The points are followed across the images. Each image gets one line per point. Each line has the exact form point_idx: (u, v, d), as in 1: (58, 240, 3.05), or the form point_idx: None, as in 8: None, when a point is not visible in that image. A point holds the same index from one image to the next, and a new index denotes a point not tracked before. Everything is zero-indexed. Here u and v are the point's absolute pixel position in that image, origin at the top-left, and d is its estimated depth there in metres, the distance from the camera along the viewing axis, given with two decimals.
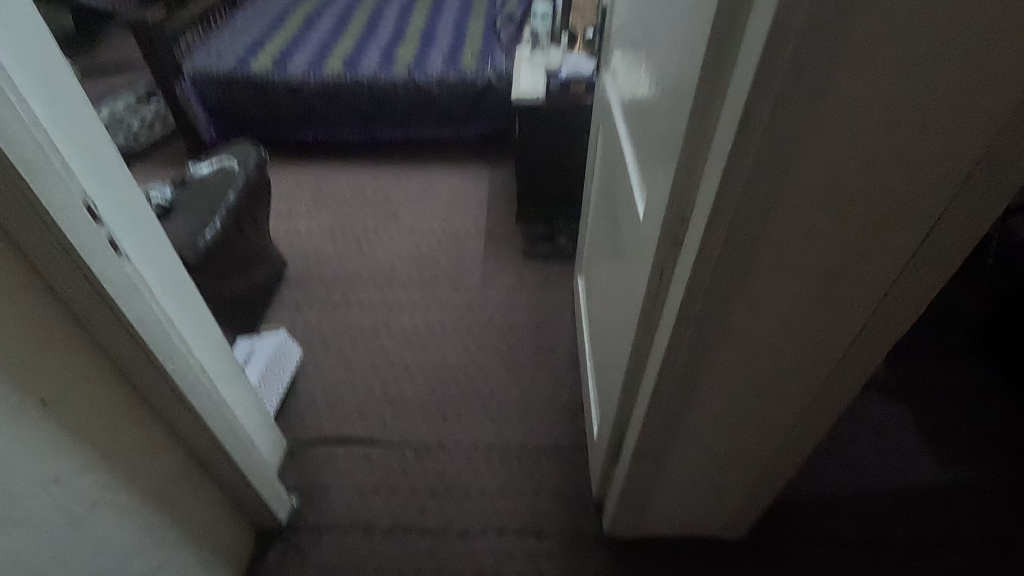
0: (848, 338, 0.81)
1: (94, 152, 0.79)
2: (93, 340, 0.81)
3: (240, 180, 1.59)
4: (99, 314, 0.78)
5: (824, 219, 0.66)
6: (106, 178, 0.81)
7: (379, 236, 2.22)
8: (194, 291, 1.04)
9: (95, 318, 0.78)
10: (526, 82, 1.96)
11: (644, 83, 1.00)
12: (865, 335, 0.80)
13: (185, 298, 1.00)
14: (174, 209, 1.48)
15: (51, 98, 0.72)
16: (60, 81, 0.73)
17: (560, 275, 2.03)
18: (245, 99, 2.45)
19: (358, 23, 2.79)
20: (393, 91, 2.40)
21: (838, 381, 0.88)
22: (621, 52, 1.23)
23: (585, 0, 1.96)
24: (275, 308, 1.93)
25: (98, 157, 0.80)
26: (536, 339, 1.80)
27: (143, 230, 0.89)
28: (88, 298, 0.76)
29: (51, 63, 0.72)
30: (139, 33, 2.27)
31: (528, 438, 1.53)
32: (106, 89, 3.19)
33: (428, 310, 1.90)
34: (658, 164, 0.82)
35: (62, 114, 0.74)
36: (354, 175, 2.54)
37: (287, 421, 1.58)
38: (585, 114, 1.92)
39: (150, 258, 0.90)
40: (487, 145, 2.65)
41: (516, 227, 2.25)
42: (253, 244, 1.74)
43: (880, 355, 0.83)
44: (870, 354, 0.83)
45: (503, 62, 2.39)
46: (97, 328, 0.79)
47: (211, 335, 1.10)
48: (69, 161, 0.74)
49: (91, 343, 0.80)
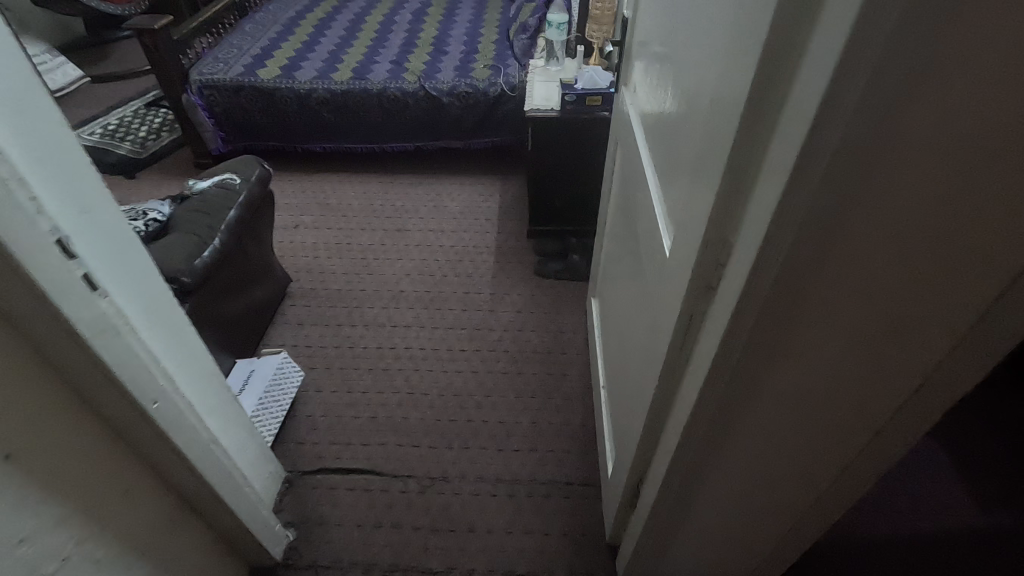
0: (898, 400, 0.72)
1: (74, 182, 0.73)
2: (67, 383, 0.74)
3: (241, 197, 1.52)
4: (74, 356, 0.71)
5: (881, 272, 0.58)
6: (87, 209, 0.75)
7: (386, 250, 2.16)
8: (184, 322, 0.97)
9: (69, 361, 0.72)
10: (541, 94, 1.91)
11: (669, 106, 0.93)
12: (917, 398, 0.71)
13: (174, 332, 0.94)
14: (172, 226, 1.42)
15: (24, 126, 0.66)
16: (34, 107, 0.67)
17: (572, 295, 1.95)
18: (252, 108, 2.40)
19: (368, 32, 2.73)
20: (403, 102, 2.34)
21: (883, 444, 0.79)
22: (642, 69, 1.16)
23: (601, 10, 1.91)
24: (277, 325, 1.87)
25: (79, 188, 0.73)
26: (547, 363, 1.73)
27: (127, 263, 0.82)
28: (61, 341, 0.69)
29: (23, 88, 0.66)
30: (145, 40, 2.22)
31: (537, 472, 1.46)
32: (114, 96, 3.16)
33: (435, 330, 1.84)
34: (686, 199, 0.74)
35: (37, 143, 0.67)
36: (362, 187, 2.48)
37: (286, 449, 1.51)
38: (601, 128, 1.85)
39: (134, 292, 0.84)
40: (499, 157, 2.59)
41: (526, 243, 2.18)
42: (255, 261, 1.68)
43: (933, 419, 0.74)
44: (921, 418, 0.74)
45: (516, 72, 2.32)
46: (72, 371, 0.73)
47: (203, 368, 1.03)
48: (43, 193, 0.68)
49: (66, 389, 0.74)
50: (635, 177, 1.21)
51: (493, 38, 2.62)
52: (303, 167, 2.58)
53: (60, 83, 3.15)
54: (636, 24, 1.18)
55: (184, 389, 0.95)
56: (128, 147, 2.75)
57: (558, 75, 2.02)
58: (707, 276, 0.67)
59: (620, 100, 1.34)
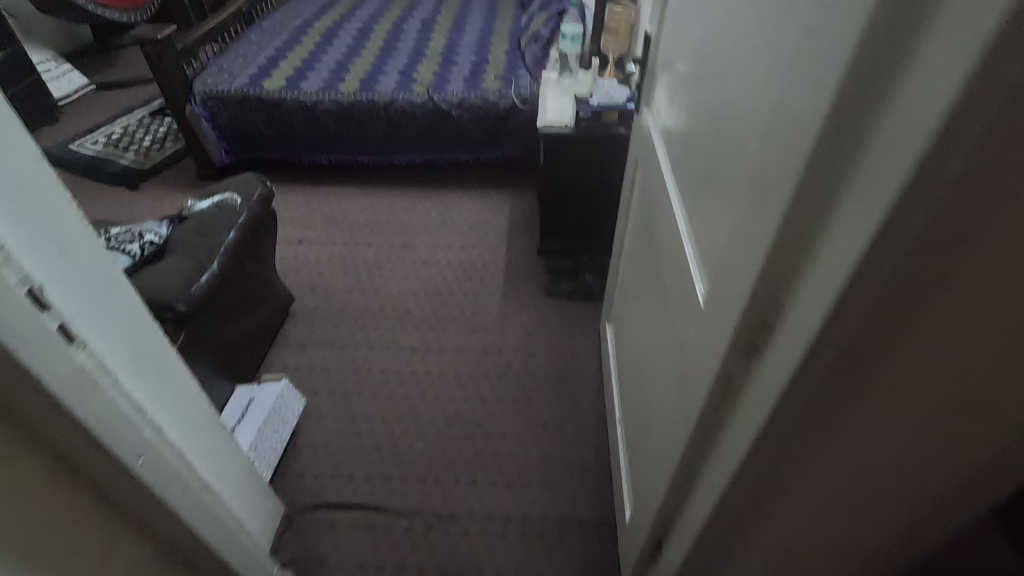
0: (958, 467, 0.66)
1: (50, 222, 0.66)
2: (48, 446, 0.67)
3: (241, 217, 1.45)
4: (50, 418, 0.65)
5: (963, 346, 0.51)
6: (66, 252, 0.68)
7: (392, 267, 2.10)
8: (175, 362, 0.90)
9: (45, 423, 0.65)
10: (554, 109, 1.84)
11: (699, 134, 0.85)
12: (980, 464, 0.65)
13: (164, 374, 0.87)
14: (169, 249, 1.36)
15: None
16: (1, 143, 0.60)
17: (585, 317, 1.88)
18: (257, 120, 2.34)
19: (376, 41, 2.68)
20: (411, 114, 2.28)
21: (934, 508, 0.72)
22: (666, 90, 1.08)
23: (616, 22, 1.86)
24: (278, 347, 1.80)
25: (59, 230, 0.67)
26: (558, 390, 1.65)
27: (111, 306, 0.75)
28: (34, 403, 0.63)
29: None
30: (148, 49, 2.17)
31: (549, 509, 1.39)
32: (119, 105, 3.12)
33: (442, 354, 1.77)
34: (723, 245, 0.67)
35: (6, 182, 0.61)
36: (369, 200, 2.42)
37: (286, 481, 1.45)
38: (616, 145, 1.78)
39: (118, 336, 0.77)
40: (509, 170, 2.52)
41: (537, 261, 2.11)
42: (256, 282, 1.61)
43: (994, 485, 0.68)
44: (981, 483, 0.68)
45: (527, 84, 2.26)
46: (49, 434, 0.66)
47: (196, 409, 0.97)
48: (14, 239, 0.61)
49: (48, 453, 0.67)
50: (657, 205, 1.13)
51: (503, 48, 2.55)
52: (308, 179, 2.52)
53: (65, 92, 3.11)
54: (659, 41, 1.10)
55: (176, 437, 0.88)
56: (132, 158, 2.71)
57: (572, 86, 1.94)
58: (752, 336, 0.60)
59: (641, 120, 1.27)
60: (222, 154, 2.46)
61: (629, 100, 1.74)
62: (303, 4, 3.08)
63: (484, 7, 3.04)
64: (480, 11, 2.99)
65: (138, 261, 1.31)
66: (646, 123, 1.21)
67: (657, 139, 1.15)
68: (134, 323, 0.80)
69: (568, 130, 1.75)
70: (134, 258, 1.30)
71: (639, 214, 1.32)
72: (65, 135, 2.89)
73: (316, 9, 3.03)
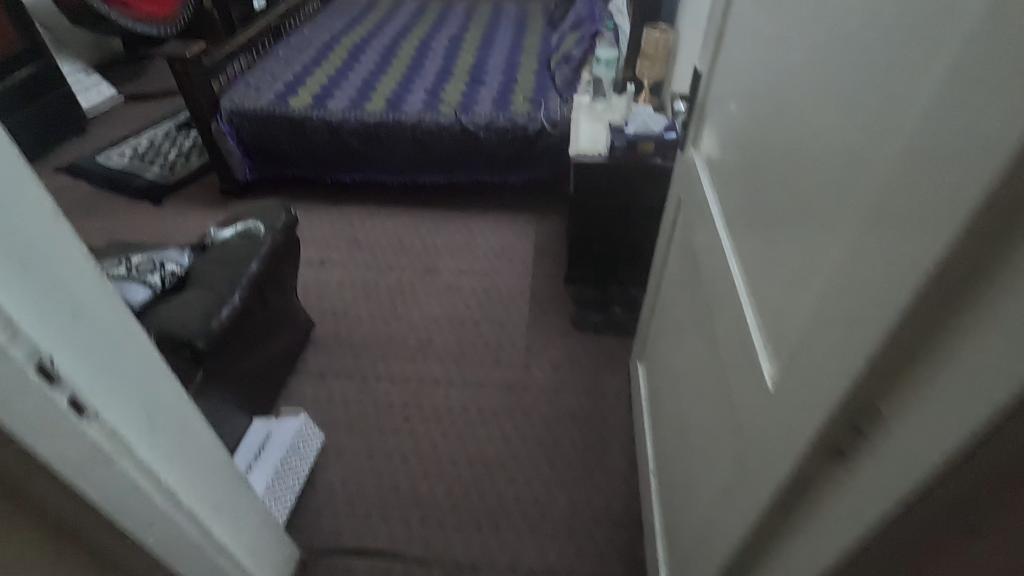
0: None
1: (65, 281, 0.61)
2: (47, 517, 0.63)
3: (264, 247, 1.41)
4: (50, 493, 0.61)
5: None
6: (84, 312, 0.63)
7: (415, 293, 2.05)
8: (193, 414, 0.85)
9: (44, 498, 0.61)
10: (586, 136, 1.79)
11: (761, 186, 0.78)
12: None
13: (183, 429, 0.82)
14: (189, 280, 1.32)
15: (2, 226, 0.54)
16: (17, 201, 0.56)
17: (613, 353, 1.81)
18: (282, 138, 2.31)
19: (404, 59, 2.65)
20: (438, 135, 2.23)
21: None
22: (717, 131, 1.01)
23: (653, 47, 1.79)
24: (297, 375, 1.76)
25: (74, 288, 0.62)
26: (585, 432, 1.58)
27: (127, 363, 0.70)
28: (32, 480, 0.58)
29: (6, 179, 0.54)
30: (175, 66, 2.15)
31: (576, 564, 1.31)
32: (147, 117, 3.13)
33: (465, 388, 1.71)
34: (800, 326, 0.60)
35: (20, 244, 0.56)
36: (392, 221, 2.37)
37: (302, 521, 1.40)
38: (651, 175, 1.71)
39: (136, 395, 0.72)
40: (535, 194, 2.46)
41: (564, 290, 2.04)
42: (277, 311, 1.57)
43: None
44: None
45: (557, 107, 2.20)
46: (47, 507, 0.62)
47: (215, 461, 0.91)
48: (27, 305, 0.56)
49: (48, 524, 0.64)
50: (703, 252, 1.06)
51: (533, 69, 2.51)
52: (331, 199, 2.49)
53: (94, 103, 3.13)
54: (710, 79, 1.03)
55: (192, 496, 0.83)
56: (157, 171, 2.70)
57: (605, 113, 1.87)
58: (835, 442, 0.52)
59: (684, 157, 1.20)
60: (246, 171, 2.44)
61: (667, 129, 1.68)
62: (332, 21, 3.07)
63: (512, 25, 3.00)
64: (509, 29, 2.95)
65: (156, 291, 1.27)
66: (690, 161, 1.14)
67: (704, 179, 1.07)
68: (152, 378, 0.75)
69: (602, 159, 1.70)
70: (153, 289, 1.26)
71: (679, 256, 1.25)
72: (93, 147, 2.89)
73: (344, 25, 3.02)
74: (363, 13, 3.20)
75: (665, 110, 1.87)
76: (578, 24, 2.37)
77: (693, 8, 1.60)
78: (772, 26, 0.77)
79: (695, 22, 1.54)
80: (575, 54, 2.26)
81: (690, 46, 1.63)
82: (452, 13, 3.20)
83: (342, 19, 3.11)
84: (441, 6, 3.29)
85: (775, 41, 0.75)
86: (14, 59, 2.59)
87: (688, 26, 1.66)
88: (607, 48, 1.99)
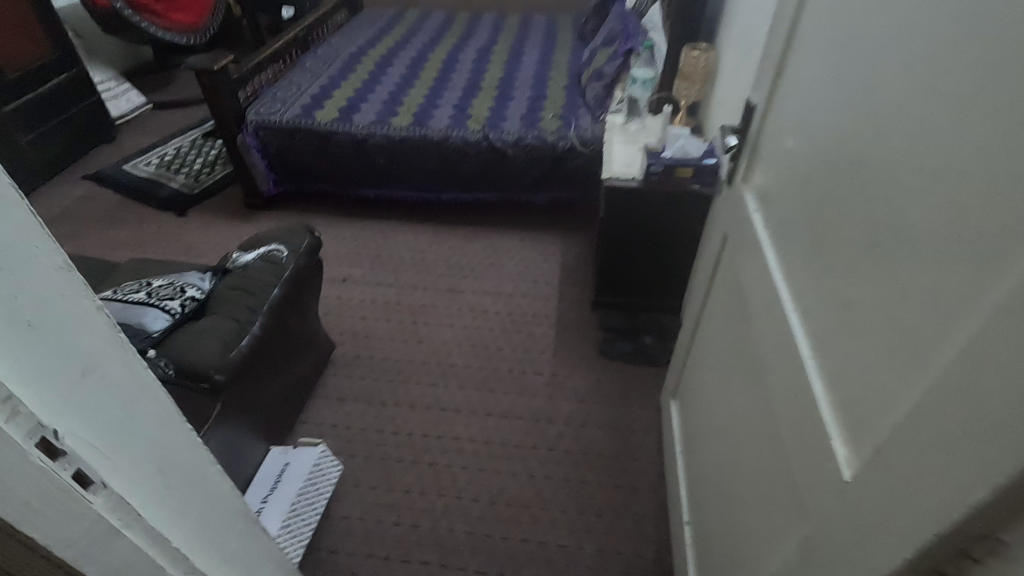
0: None
1: (86, 344, 0.57)
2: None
3: (286, 272, 1.37)
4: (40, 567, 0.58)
5: None
6: (105, 375, 0.59)
7: (437, 314, 1.99)
8: (219, 471, 0.80)
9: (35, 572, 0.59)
10: (620, 157, 1.73)
11: (833, 244, 0.71)
12: None
13: (208, 489, 0.77)
14: (209, 307, 1.28)
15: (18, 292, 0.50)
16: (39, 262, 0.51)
17: (643, 385, 1.73)
18: (307, 151, 2.28)
19: (431, 71, 2.61)
20: (465, 151, 2.19)
21: None
22: (772, 170, 0.94)
23: (690, 65, 1.70)
24: (316, 399, 1.71)
25: (92, 349, 0.57)
26: (613, 471, 1.51)
27: (150, 425, 0.66)
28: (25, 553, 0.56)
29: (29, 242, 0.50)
30: (203, 79, 2.13)
31: None
32: (174, 125, 3.14)
33: (488, 418, 1.65)
34: (896, 416, 0.52)
35: (38, 307, 0.51)
36: (415, 238, 2.33)
37: (318, 558, 1.35)
38: (688, 201, 1.64)
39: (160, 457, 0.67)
40: (562, 212, 2.40)
41: (591, 315, 1.97)
42: (298, 335, 1.53)
43: None
44: None
45: (588, 124, 2.14)
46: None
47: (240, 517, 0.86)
48: (39, 373, 0.52)
49: None
50: (750, 298, 0.98)
51: (562, 85, 2.45)
52: (354, 213, 2.45)
53: (123, 110, 3.13)
54: (766, 112, 0.96)
55: (211, 559, 0.78)
56: (182, 181, 2.69)
57: (639, 135, 1.83)
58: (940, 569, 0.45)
59: (730, 190, 1.13)
60: (270, 184, 2.42)
61: (707, 153, 1.58)
62: (359, 31, 3.05)
63: (541, 38, 2.95)
64: (538, 42, 2.90)
65: (177, 318, 1.23)
66: (738, 195, 1.06)
67: (755, 215, 0.98)
68: (180, 437, 0.71)
69: (635, 185, 1.63)
70: (173, 316, 1.21)
71: (722, 294, 1.17)
72: (119, 155, 2.90)
73: (371, 36, 2.99)
74: (391, 23, 3.18)
75: (701, 132, 1.81)
76: (610, 39, 2.31)
77: (737, 30, 1.54)
78: (853, 65, 0.69)
79: (740, 44, 1.47)
80: (607, 70, 2.19)
81: (731, 68, 1.57)
82: (479, 24, 3.15)
83: (370, 30, 3.08)
84: (468, 17, 3.25)
85: (856, 83, 0.68)
86: (46, 68, 2.60)
87: (730, 46, 1.60)
88: (644, 67, 1.93)
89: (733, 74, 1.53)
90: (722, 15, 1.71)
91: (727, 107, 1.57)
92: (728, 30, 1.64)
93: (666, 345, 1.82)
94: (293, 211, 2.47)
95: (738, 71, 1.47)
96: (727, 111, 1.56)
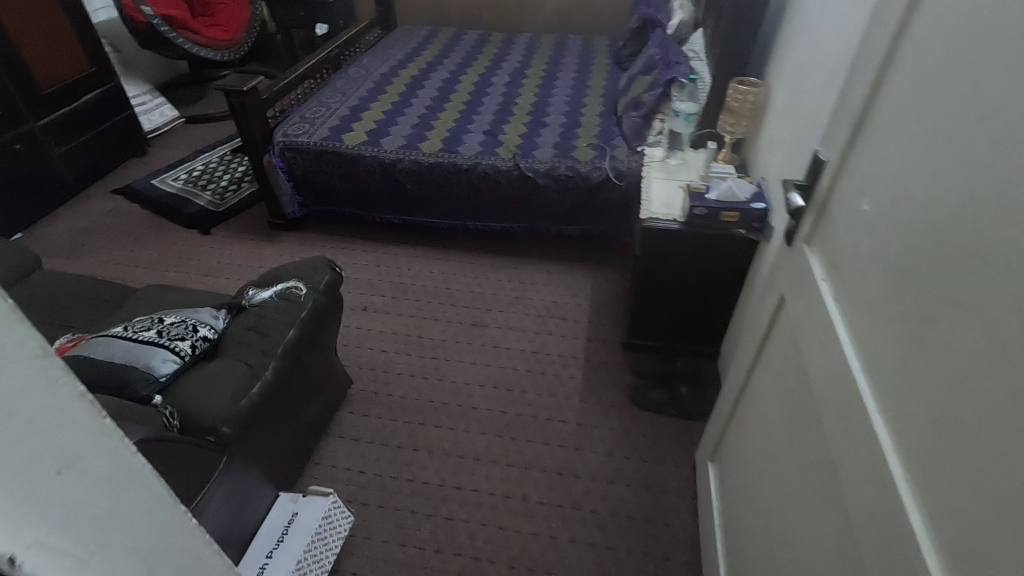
0: None
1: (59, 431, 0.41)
2: None
3: (304, 311, 1.30)
4: None
5: None
6: (81, 466, 0.43)
7: (459, 349, 1.90)
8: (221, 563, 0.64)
9: None
10: (659, 195, 1.62)
11: (951, 345, 0.59)
12: None
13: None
14: (221, 348, 1.21)
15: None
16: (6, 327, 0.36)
17: (676, 438, 1.62)
18: (333, 174, 2.24)
19: (462, 95, 2.56)
20: (494, 180, 2.12)
21: None
22: (841, 237, 0.83)
23: (737, 101, 1.62)
24: (330, 438, 1.63)
25: (69, 437, 0.42)
26: (643, 537, 1.39)
27: (141, 524, 0.50)
28: None
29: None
30: (233, 100, 2.11)
31: None
32: (204, 141, 3.14)
33: (510, 469, 1.55)
34: None
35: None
36: (440, 266, 2.25)
37: None
38: (732, 244, 1.53)
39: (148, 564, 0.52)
40: (593, 244, 2.30)
41: (621, 357, 1.87)
42: (315, 375, 1.46)
43: None
44: None
45: (624, 156, 2.05)
46: None
47: None
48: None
49: None
50: (812, 377, 0.87)
51: (597, 112, 2.38)
52: (379, 238, 2.39)
53: (155, 123, 3.15)
54: (837, 170, 0.86)
55: None
56: (209, 198, 2.67)
57: (679, 171, 1.74)
58: None
59: (787, 248, 1.02)
60: (295, 206, 2.37)
61: (755, 198, 1.47)
62: (391, 51, 3.03)
63: (576, 62, 2.89)
64: (572, 66, 2.84)
65: (187, 361, 1.16)
66: (799, 256, 0.96)
67: (820, 284, 0.87)
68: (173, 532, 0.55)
69: (676, 225, 1.53)
70: (183, 359, 1.15)
71: (774, 361, 1.06)
72: (149, 169, 2.90)
73: (403, 56, 2.97)
74: (424, 43, 3.15)
75: (745, 171, 1.71)
76: (649, 67, 2.23)
77: (790, 66, 1.44)
78: (994, 123, 0.55)
79: (795, 82, 1.38)
80: (645, 100, 2.11)
81: (783, 106, 1.47)
82: (513, 46, 3.10)
83: (402, 49, 3.06)
84: (502, 38, 3.21)
85: (1000, 149, 0.54)
86: (83, 83, 2.62)
87: (782, 83, 1.50)
88: (687, 99, 1.82)
89: (785, 113, 1.43)
90: (772, 48, 1.62)
91: (776, 149, 1.47)
92: (779, 65, 1.55)
93: (702, 396, 1.70)
94: (317, 233, 2.43)
95: (791, 111, 1.37)
96: (777, 152, 1.46)
